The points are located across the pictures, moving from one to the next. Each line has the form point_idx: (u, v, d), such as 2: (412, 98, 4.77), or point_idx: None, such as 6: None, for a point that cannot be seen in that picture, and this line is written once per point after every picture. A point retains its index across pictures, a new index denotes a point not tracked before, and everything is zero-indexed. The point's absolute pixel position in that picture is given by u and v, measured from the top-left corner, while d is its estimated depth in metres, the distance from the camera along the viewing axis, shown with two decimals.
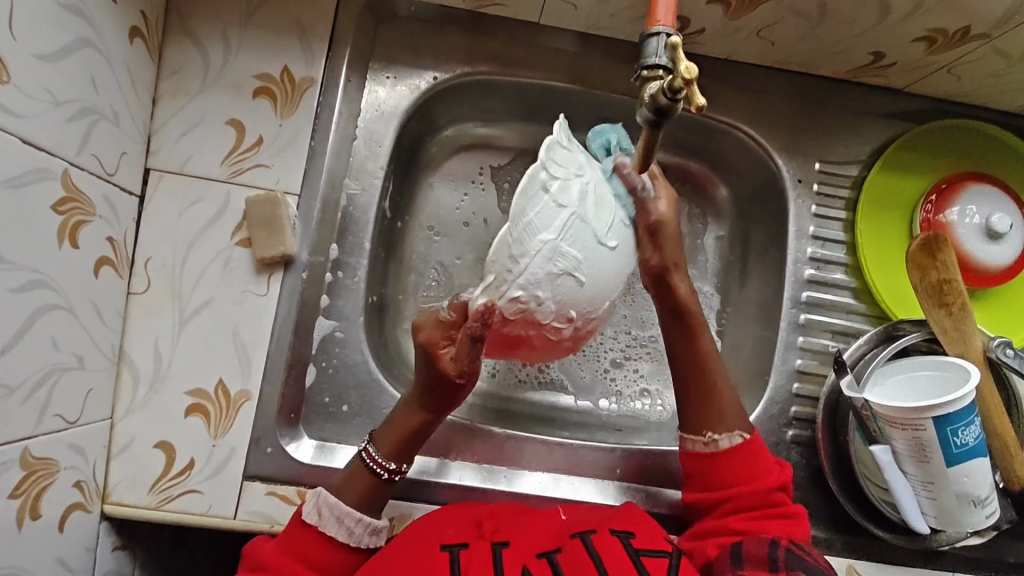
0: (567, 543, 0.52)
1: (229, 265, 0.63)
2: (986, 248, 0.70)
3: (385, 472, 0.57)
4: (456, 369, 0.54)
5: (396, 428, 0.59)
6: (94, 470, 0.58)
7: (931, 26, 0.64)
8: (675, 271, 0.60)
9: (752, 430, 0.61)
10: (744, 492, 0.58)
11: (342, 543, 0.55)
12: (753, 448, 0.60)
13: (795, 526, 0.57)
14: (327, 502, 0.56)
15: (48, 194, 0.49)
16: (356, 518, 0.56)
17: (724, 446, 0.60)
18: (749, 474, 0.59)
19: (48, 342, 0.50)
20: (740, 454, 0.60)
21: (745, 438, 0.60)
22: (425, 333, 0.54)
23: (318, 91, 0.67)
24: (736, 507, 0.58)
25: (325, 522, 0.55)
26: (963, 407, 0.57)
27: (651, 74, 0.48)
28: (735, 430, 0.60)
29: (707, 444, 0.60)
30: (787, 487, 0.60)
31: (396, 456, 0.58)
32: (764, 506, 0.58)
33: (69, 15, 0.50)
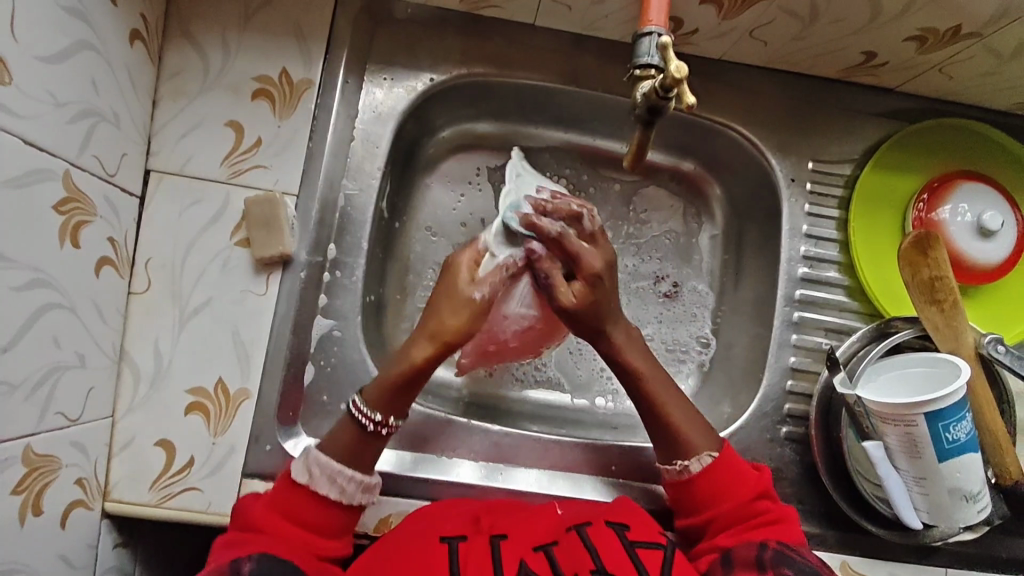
0: (564, 536, 0.53)
1: (228, 264, 0.64)
2: (977, 245, 0.70)
3: (371, 424, 0.57)
4: (468, 305, 0.58)
5: (382, 379, 0.58)
6: (95, 468, 0.59)
7: (921, 26, 0.65)
8: (608, 330, 0.60)
9: (720, 446, 0.61)
10: (727, 509, 0.59)
11: (332, 501, 0.56)
12: (723, 463, 0.60)
13: (784, 529, 0.57)
14: (318, 460, 0.56)
15: (50, 194, 0.50)
16: (348, 475, 0.56)
17: (695, 470, 0.60)
18: (726, 491, 0.59)
19: (49, 341, 0.51)
20: (715, 471, 0.60)
21: (714, 458, 0.60)
22: (456, 262, 0.60)
23: (316, 93, 0.67)
24: (722, 525, 0.59)
25: (315, 481, 0.56)
26: (955, 402, 0.58)
27: (643, 74, 0.49)
28: (705, 451, 0.61)
29: (680, 471, 0.61)
30: (769, 491, 0.60)
31: (384, 408, 0.58)
32: (748, 517, 0.58)
33: (70, 18, 0.51)
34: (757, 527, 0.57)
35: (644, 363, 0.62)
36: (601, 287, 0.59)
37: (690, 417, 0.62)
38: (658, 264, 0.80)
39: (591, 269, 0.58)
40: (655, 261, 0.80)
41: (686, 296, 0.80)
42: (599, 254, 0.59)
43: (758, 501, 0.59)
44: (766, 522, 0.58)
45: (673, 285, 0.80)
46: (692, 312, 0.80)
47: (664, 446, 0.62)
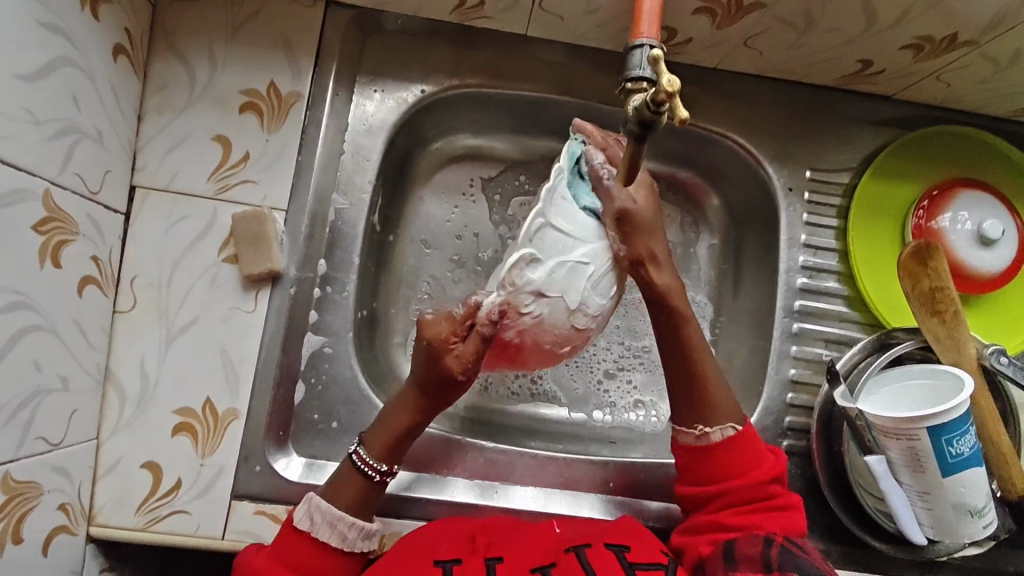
0: (562, 557, 0.51)
1: (216, 281, 0.63)
2: (978, 254, 0.69)
3: (378, 473, 0.57)
4: (461, 364, 0.54)
5: (386, 429, 0.58)
6: (80, 492, 0.57)
7: (917, 34, 0.64)
8: (656, 262, 0.55)
9: (743, 421, 0.59)
10: (735, 486, 0.57)
11: (338, 550, 0.55)
12: (743, 438, 0.58)
13: (788, 519, 0.56)
14: (319, 506, 0.55)
15: (28, 214, 0.49)
16: (349, 522, 0.55)
17: (715, 439, 0.58)
18: (746, 466, 0.57)
19: (30, 364, 0.49)
20: (734, 444, 0.58)
21: (737, 430, 0.58)
22: (430, 335, 0.55)
23: (306, 105, 0.67)
24: (724, 503, 0.57)
25: (317, 528, 0.54)
26: (958, 416, 0.57)
27: (636, 87, 0.48)
28: (728, 423, 0.58)
29: (698, 437, 0.58)
30: (782, 477, 0.58)
31: (386, 456, 0.57)
32: (754, 498, 0.57)
33: (50, 34, 0.50)
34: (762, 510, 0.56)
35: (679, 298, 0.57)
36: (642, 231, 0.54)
37: (725, 394, 0.59)
38: None
39: (628, 205, 0.53)
40: None
41: None
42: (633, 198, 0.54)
43: (771, 484, 0.58)
44: (778, 505, 0.57)
45: None
46: None
47: (684, 411, 0.59)
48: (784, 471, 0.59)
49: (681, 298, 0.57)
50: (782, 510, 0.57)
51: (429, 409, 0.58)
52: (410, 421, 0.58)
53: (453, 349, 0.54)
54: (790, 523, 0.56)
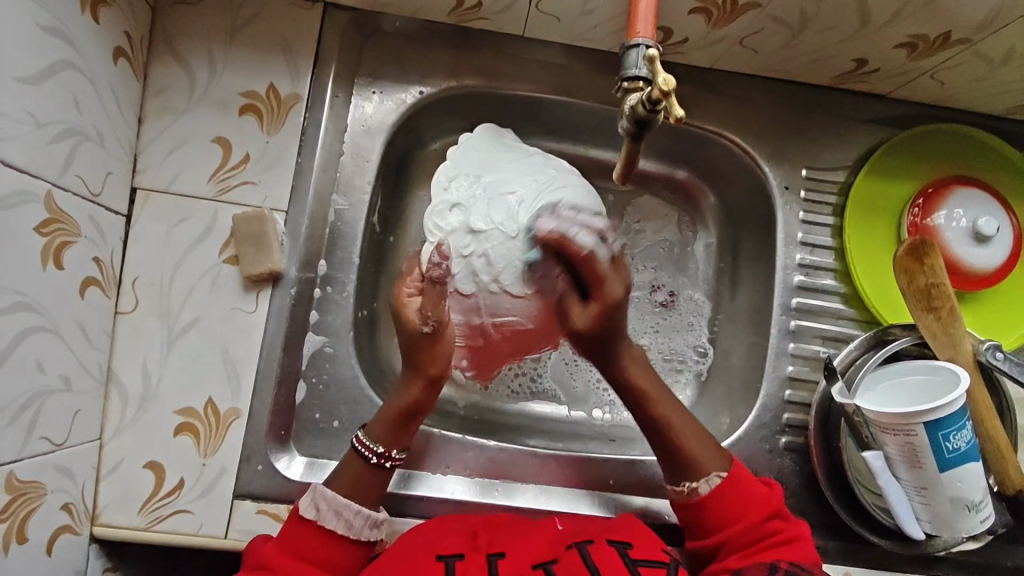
0: (564, 554, 0.52)
1: (217, 282, 0.63)
2: (973, 251, 0.70)
3: (374, 456, 0.58)
4: (421, 318, 0.56)
5: (389, 411, 0.59)
6: (82, 492, 0.57)
7: (910, 33, 0.64)
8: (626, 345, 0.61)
9: (729, 465, 0.60)
10: (739, 530, 0.57)
11: (342, 535, 0.55)
12: (732, 483, 0.59)
13: (798, 552, 0.55)
14: (325, 495, 0.55)
15: (31, 216, 0.49)
16: (355, 511, 0.56)
17: (703, 492, 0.59)
18: (738, 509, 0.58)
19: (32, 365, 0.50)
20: (722, 492, 0.59)
21: (723, 477, 0.59)
22: (400, 302, 0.57)
23: (305, 107, 0.67)
24: (732, 549, 0.57)
25: (324, 516, 0.55)
26: (954, 412, 0.57)
27: (631, 86, 0.49)
28: (713, 472, 0.60)
29: (687, 493, 0.60)
30: (781, 510, 0.59)
31: (389, 441, 0.58)
32: (759, 539, 0.57)
33: (52, 37, 0.50)
34: (771, 547, 0.56)
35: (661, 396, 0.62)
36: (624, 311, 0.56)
37: (703, 442, 0.61)
38: (652, 273, 0.79)
39: (610, 296, 0.54)
40: (649, 271, 0.79)
41: (682, 305, 0.79)
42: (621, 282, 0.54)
43: (772, 521, 0.58)
44: (785, 539, 0.56)
45: (669, 295, 0.79)
46: (689, 321, 0.79)
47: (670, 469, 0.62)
48: (783, 507, 0.59)
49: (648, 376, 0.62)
50: (790, 544, 0.56)
51: (433, 380, 0.59)
52: (408, 403, 0.58)
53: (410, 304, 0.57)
54: (799, 554, 0.55)
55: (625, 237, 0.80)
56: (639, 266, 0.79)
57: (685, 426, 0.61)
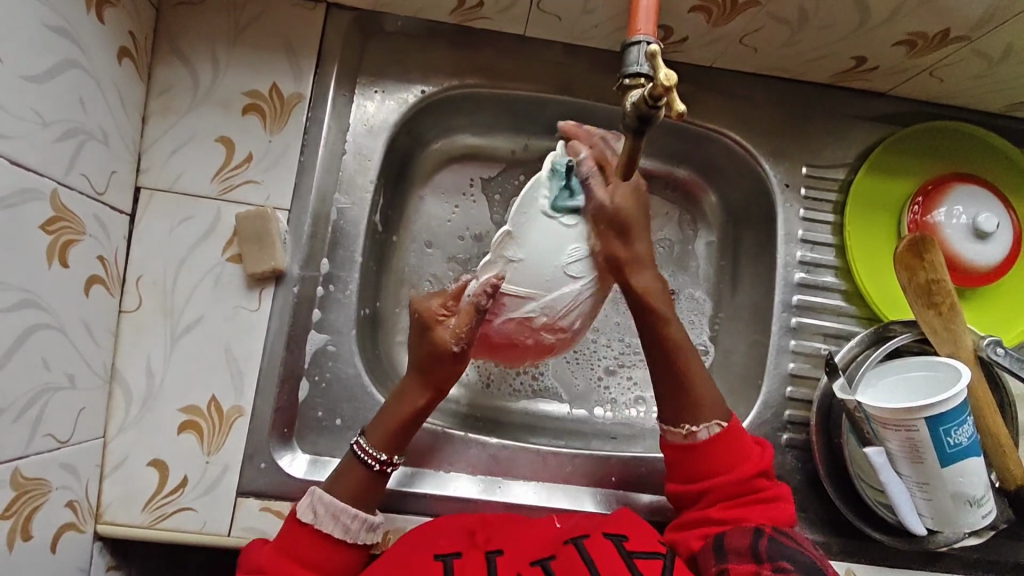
0: (561, 550, 0.52)
1: (220, 280, 0.64)
2: (973, 247, 0.70)
3: (377, 463, 0.58)
4: (454, 337, 0.56)
5: (386, 420, 0.59)
6: (87, 490, 0.58)
7: (909, 30, 0.65)
8: (635, 266, 0.56)
9: (729, 417, 0.59)
10: (727, 480, 0.57)
11: (338, 539, 0.55)
12: (731, 434, 0.59)
13: (779, 511, 0.57)
14: (322, 499, 0.56)
15: (37, 214, 0.49)
16: (350, 513, 0.56)
17: (703, 438, 0.59)
18: (731, 462, 0.58)
19: (38, 363, 0.50)
20: (721, 446, 0.58)
21: (723, 426, 0.59)
22: (424, 315, 0.57)
23: (307, 107, 0.67)
24: (717, 497, 0.57)
25: (320, 520, 0.55)
26: (955, 406, 0.57)
27: (633, 82, 0.49)
28: (713, 420, 0.59)
29: (686, 437, 0.59)
30: (769, 470, 0.59)
31: (388, 447, 0.58)
32: (744, 493, 0.57)
33: (57, 36, 0.51)
34: (754, 503, 0.56)
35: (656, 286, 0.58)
36: (632, 216, 0.55)
37: (708, 386, 0.60)
38: None
39: (613, 201, 0.55)
40: None
41: (683, 303, 0.80)
42: (622, 188, 0.55)
43: (760, 477, 0.58)
44: (770, 497, 0.57)
45: (670, 293, 0.79)
46: (690, 319, 0.79)
47: (669, 413, 0.60)
48: (771, 464, 0.59)
49: (675, 323, 0.60)
50: (773, 501, 0.57)
51: (440, 389, 0.59)
52: (410, 411, 0.59)
53: (442, 321, 0.56)
54: (780, 513, 0.56)
55: None
56: None
57: (684, 338, 0.60)
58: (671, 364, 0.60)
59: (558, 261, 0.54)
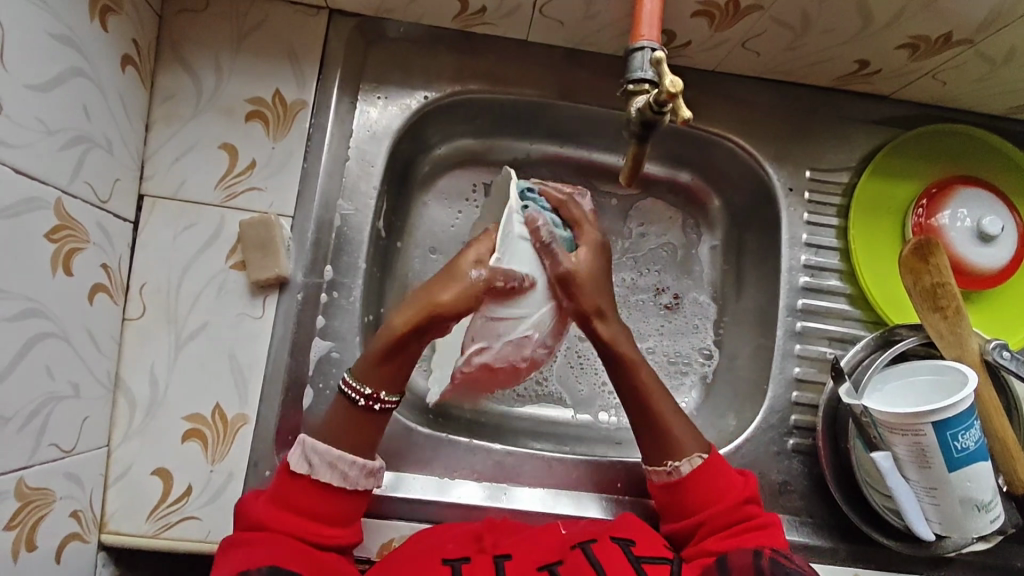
0: (569, 554, 0.52)
1: (224, 287, 0.63)
2: (979, 250, 0.70)
3: (361, 397, 0.55)
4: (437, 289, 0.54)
5: (371, 355, 0.56)
6: (91, 500, 0.57)
7: (913, 34, 0.65)
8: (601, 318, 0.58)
9: (709, 449, 0.61)
10: (716, 511, 0.58)
11: (338, 487, 0.55)
12: (713, 465, 0.60)
13: (770, 536, 0.57)
14: (316, 450, 0.55)
15: (42, 222, 0.49)
16: (349, 461, 0.55)
17: (684, 471, 0.60)
18: (716, 492, 0.59)
19: (43, 371, 0.50)
20: (702, 474, 0.60)
21: (704, 458, 0.60)
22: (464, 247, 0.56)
23: (310, 113, 0.67)
24: (711, 528, 0.58)
25: (316, 470, 0.55)
26: (962, 411, 0.57)
27: (636, 89, 0.49)
28: (695, 453, 0.60)
29: (670, 471, 0.60)
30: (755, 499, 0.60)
31: (376, 382, 0.55)
32: (734, 524, 0.57)
33: (60, 44, 0.51)
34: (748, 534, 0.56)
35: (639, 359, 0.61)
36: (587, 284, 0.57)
37: (683, 425, 0.61)
38: (658, 276, 0.80)
39: (595, 305, 0.57)
40: (654, 274, 0.80)
41: (687, 308, 0.79)
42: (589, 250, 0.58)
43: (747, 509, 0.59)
44: (759, 529, 0.57)
45: (674, 297, 0.79)
46: (694, 323, 0.79)
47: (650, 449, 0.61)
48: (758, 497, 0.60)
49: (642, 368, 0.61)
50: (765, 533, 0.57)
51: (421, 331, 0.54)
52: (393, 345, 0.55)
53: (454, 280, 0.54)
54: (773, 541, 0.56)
55: (629, 241, 0.80)
56: (644, 269, 0.79)
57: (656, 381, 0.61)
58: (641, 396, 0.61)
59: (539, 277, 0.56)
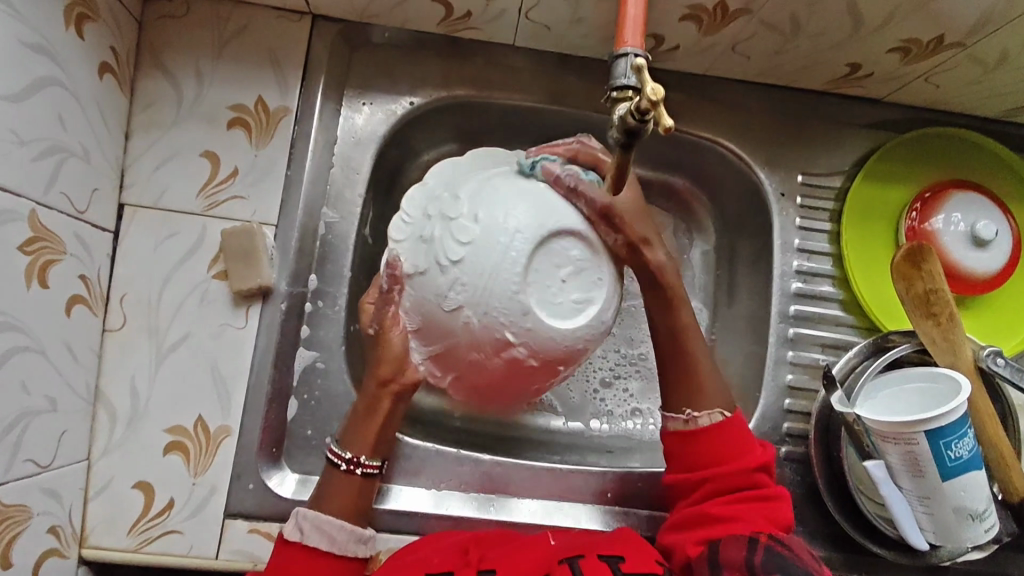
0: (556, 569, 0.51)
1: (206, 297, 0.62)
2: (972, 255, 0.69)
3: (342, 462, 0.57)
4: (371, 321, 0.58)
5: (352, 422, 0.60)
6: (70, 515, 0.57)
7: (903, 37, 0.64)
8: (649, 244, 0.56)
9: (733, 407, 0.59)
10: (726, 472, 0.56)
11: (330, 553, 0.54)
12: (732, 426, 0.58)
13: (776, 509, 0.55)
14: (307, 515, 0.55)
15: (15, 235, 0.48)
16: (339, 525, 0.55)
17: (704, 424, 0.58)
18: (730, 453, 0.57)
19: (17, 387, 0.49)
20: (719, 431, 0.57)
21: (726, 416, 0.58)
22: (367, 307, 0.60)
23: (294, 120, 0.66)
24: (712, 490, 0.56)
25: (308, 535, 0.54)
26: (955, 419, 0.56)
27: (620, 95, 0.47)
28: (717, 408, 0.58)
29: (686, 422, 0.58)
30: (768, 466, 0.58)
31: (356, 446, 0.58)
32: (742, 489, 0.56)
33: (34, 53, 0.50)
34: (751, 500, 0.55)
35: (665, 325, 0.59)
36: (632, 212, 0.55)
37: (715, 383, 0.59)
38: None
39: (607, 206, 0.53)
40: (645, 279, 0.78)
41: None
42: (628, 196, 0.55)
43: (759, 474, 0.57)
44: (767, 493, 0.56)
45: None
46: None
47: (674, 396, 0.59)
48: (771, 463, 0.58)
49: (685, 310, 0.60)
50: (768, 498, 0.56)
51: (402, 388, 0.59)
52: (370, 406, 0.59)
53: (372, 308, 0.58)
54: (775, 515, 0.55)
55: None
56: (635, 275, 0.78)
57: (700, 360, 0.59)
58: (676, 349, 0.60)
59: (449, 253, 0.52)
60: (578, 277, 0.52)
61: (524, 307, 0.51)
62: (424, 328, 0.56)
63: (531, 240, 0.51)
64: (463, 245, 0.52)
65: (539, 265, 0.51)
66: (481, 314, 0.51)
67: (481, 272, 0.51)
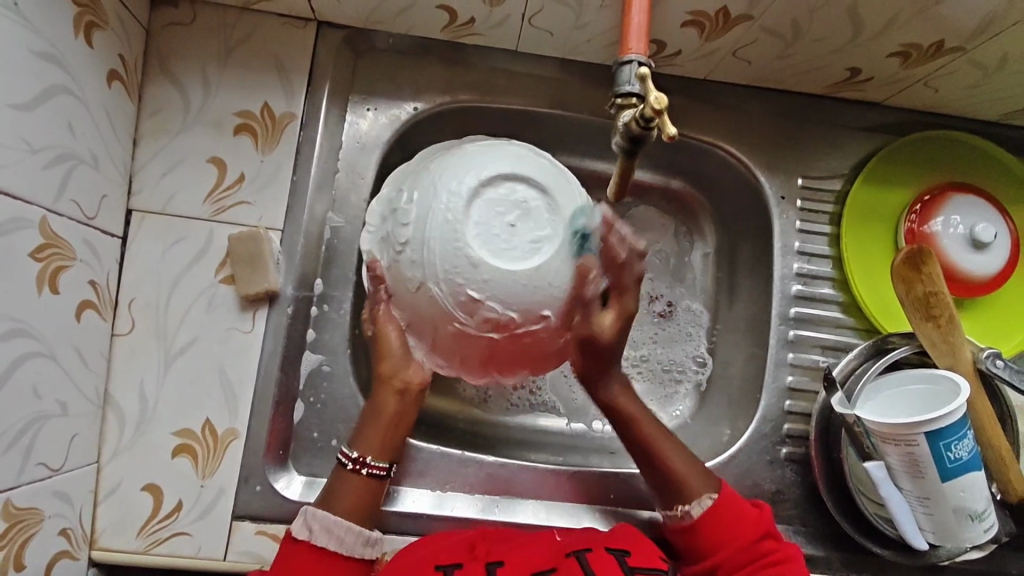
0: (563, 562, 0.52)
1: (213, 302, 0.63)
2: (971, 257, 0.70)
3: (350, 462, 0.58)
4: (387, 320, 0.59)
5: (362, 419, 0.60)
6: (81, 517, 0.57)
7: (903, 42, 0.65)
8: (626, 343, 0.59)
9: (718, 486, 0.60)
10: (729, 555, 0.57)
11: (336, 554, 0.55)
12: (725, 504, 0.59)
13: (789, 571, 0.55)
14: (315, 515, 0.55)
15: (26, 242, 0.49)
16: (346, 526, 0.55)
17: (696, 514, 0.59)
18: (726, 536, 0.58)
19: (28, 392, 0.50)
20: (712, 516, 0.58)
21: (713, 500, 0.59)
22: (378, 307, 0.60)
23: (299, 126, 0.67)
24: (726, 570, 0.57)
25: (316, 535, 0.55)
26: (954, 421, 0.57)
27: (625, 103, 0.49)
28: (705, 493, 0.60)
29: (681, 517, 0.60)
30: (771, 530, 0.59)
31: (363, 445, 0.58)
32: (750, 561, 0.56)
33: (44, 62, 0.50)
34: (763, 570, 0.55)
35: (639, 412, 0.63)
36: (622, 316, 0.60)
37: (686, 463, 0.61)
38: (650, 284, 0.79)
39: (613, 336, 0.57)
40: (646, 282, 0.79)
41: (681, 315, 0.79)
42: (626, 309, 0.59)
43: (762, 542, 0.57)
44: (776, 560, 0.56)
45: (667, 305, 0.79)
46: (688, 331, 0.79)
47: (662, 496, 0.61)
48: (773, 526, 0.59)
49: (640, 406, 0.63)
50: (778, 565, 0.56)
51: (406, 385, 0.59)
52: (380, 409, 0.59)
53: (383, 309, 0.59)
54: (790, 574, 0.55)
55: None
56: None
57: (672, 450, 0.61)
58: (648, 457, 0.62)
59: (400, 237, 0.55)
60: (527, 218, 0.53)
61: (473, 260, 0.52)
62: (414, 321, 0.57)
63: (466, 203, 0.52)
64: (408, 226, 0.54)
65: (480, 212, 0.52)
66: (441, 282, 0.53)
67: (426, 243, 0.53)
